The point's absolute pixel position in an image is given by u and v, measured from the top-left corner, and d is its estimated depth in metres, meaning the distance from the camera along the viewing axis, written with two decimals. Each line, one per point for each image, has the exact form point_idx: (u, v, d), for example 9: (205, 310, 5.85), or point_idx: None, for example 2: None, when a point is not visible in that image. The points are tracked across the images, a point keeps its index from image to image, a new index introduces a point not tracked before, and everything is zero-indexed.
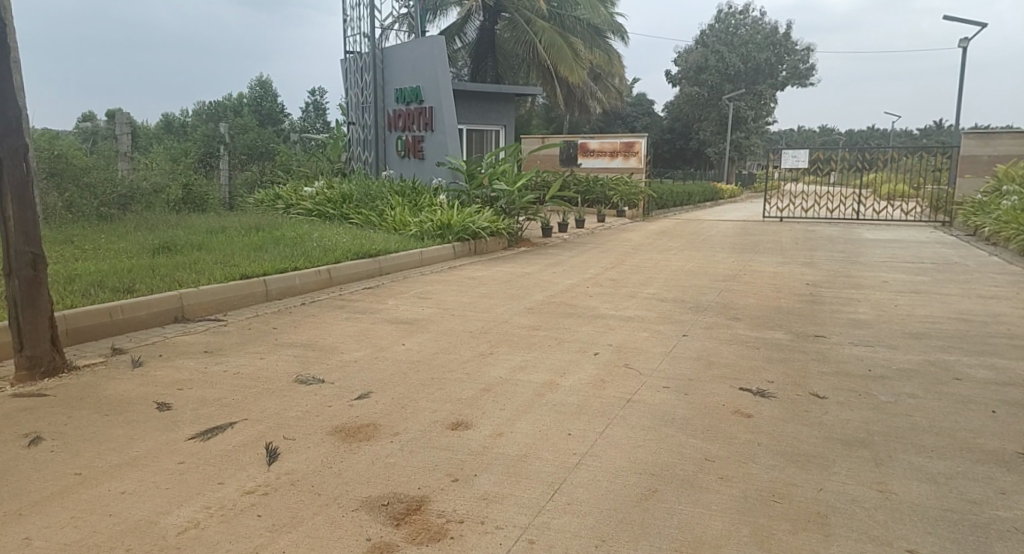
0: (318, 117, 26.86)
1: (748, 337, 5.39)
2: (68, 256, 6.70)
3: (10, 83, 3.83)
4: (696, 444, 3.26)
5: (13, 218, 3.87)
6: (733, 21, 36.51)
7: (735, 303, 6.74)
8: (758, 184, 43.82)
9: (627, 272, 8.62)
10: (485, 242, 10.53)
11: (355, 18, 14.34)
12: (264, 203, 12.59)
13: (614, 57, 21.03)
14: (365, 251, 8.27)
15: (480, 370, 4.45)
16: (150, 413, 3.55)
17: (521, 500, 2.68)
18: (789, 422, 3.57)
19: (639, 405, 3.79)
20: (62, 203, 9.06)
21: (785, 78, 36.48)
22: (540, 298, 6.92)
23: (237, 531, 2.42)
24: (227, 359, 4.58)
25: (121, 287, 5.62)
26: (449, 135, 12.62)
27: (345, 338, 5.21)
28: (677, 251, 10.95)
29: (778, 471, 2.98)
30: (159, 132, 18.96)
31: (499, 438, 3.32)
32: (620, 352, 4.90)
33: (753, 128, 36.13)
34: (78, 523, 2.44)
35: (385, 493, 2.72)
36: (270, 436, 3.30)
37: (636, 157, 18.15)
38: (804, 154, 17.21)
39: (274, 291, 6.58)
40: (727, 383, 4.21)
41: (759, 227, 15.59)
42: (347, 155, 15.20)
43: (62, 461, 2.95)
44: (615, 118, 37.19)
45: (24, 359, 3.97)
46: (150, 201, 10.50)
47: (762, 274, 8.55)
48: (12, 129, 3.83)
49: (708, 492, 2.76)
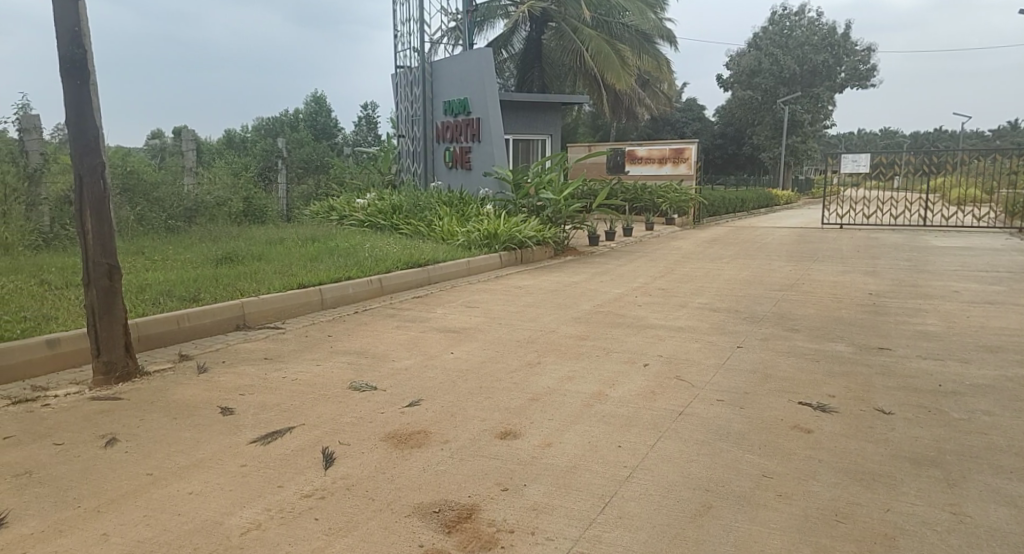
0: (370, 130, 27.42)
1: (805, 349, 5.25)
2: (139, 266, 7.03)
3: (90, 107, 4.09)
4: (753, 459, 3.21)
5: (91, 233, 4.12)
6: (788, 23, 35.66)
7: (792, 313, 6.57)
8: (815, 189, 42.62)
9: (678, 282, 8.52)
10: (532, 251, 10.58)
11: (405, 33, 14.66)
12: (319, 215, 12.95)
13: (664, 63, 20.76)
14: (414, 261, 8.42)
15: (528, 379, 4.47)
16: (214, 417, 3.70)
17: (572, 511, 2.69)
18: (851, 439, 3.47)
19: (692, 417, 3.75)
20: (133, 216, 9.51)
21: (844, 79, 35.36)
22: (588, 308, 6.91)
23: (296, 534, 2.50)
24: (285, 365, 4.74)
25: (186, 296, 5.86)
26: (497, 145, 12.72)
27: (396, 346, 5.32)
28: (730, 259, 10.75)
29: (839, 489, 2.90)
30: (220, 147, 19.69)
31: (548, 448, 3.33)
32: (670, 363, 4.85)
33: (810, 132, 35.21)
34: (150, 521, 2.56)
35: (437, 500, 2.77)
36: (326, 441, 3.40)
37: (686, 163, 17.94)
38: (865, 159, 16.67)
39: (329, 300, 6.76)
40: (784, 397, 4.12)
41: (818, 234, 15.16)
42: (397, 166, 15.49)
43: (134, 462, 3.10)
44: (664, 125, 36.83)
45: (101, 364, 4.19)
46: (214, 213, 10.92)
47: (821, 284, 8.32)
48: (90, 148, 4.09)
49: (765, 509, 2.71)
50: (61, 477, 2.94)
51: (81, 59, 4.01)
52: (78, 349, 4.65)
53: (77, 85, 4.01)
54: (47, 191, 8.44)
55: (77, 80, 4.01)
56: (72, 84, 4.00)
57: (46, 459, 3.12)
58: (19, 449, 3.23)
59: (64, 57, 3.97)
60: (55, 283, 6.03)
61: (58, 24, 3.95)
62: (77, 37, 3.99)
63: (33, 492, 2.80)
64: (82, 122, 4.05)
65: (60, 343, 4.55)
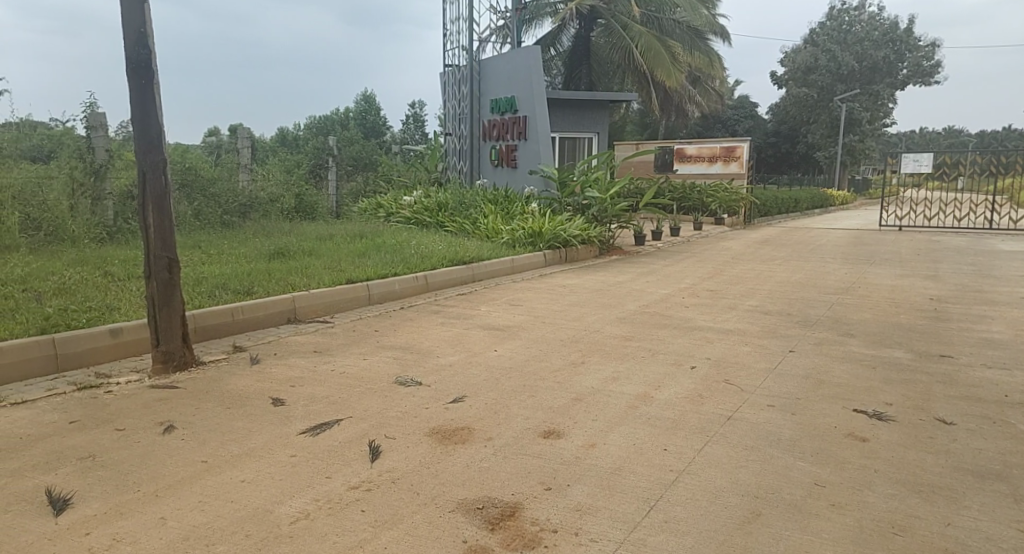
0: (417, 129, 27.64)
1: (861, 355, 5.07)
2: (196, 260, 7.27)
3: (154, 105, 4.24)
4: (804, 467, 3.11)
5: (153, 227, 4.27)
6: (846, 18, 34.48)
7: (847, 318, 6.35)
8: (873, 190, 41.26)
9: (727, 283, 8.35)
10: (577, 250, 10.52)
11: (454, 32, 14.76)
12: (367, 212, 13.17)
13: (716, 60, 20.38)
14: (460, 258, 8.47)
15: (572, 379, 4.45)
16: (265, 408, 3.79)
17: (616, 514, 2.65)
18: (909, 449, 3.34)
19: (741, 423, 3.67)
20: (191, 212, 9.83)
21: (906, 76, 34.09)
22: (634, 308, 6.83)
23: (343, 524, 2.54)
24: (333, 359, 4.83)
25: (241, 290, 6.02)
26: (543, 143, 12.68)
27: (441, 342, 5.35)
28: (783, 261, 10.48)
29: (896, 501, 2.79)
30: (273, 145, 20.20)
31: (592, 449, 3.30)
32: (718, 367, 4.75)
33: (868, 131, 34.12)
34: (204, 507, 2.64)
35: (481, 497, 2.78)
36: (373, 434, 3.44)
37: (737, 162, 17.58)
38: (927, 158, 16.04)
39: (376, 295, 6.86)
40: (838, 404, 3.99)
41: (876, 236, 14.66)
42: (443, 165, 15.61)
43: (190, 449, 3.20)
44: (714, 123, 36.19)
45: (159, 354, 4.34)
46: (267, 209, 11.22)
47: (879, 287, 8.04)
48: (153, 145, 4.24)
49: (818, 519, 2.64)
50: (121, 462, 3.06)
51: (146, 60, 4.16)
52: (140, 338, 4.84)
53: (142, 85, 4.17)
54: (111, 186, 8.76)
55: (143, 79, 4.16)
56: (138, 83, 4.16)
57: (109, 443, 3.25)
58: (84, 433, 3.38)
59: (132, 58, 4.13)
60: (118, 274, 6.29)
61: (124, 26, 4.10)
62: (143, 39, 4.14)
63: (97, 475, 2.92)
64: (147, 119, 4.21)
65: (123, 333, 4.73)
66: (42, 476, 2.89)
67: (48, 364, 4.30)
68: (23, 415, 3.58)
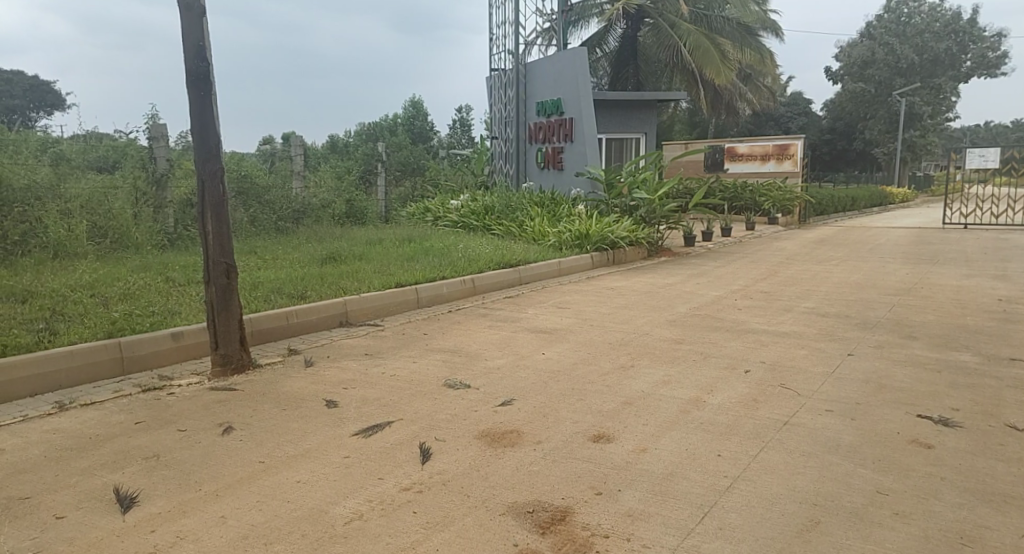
0: (464, 133, 27.76)
1: (926, 358, 4.86)
2: (253, 265, 7.48)
3: (211, 116, 4.39)
4: (866, 474, 3.00)
5: (211, 233, 4.41)
6: (905, 10, 33.28)
7: (909, 320, 6.09)
8: (936, 187, 39.69)
9: (781, 284, 8.13)
10: (625, 252, 10.43)
11: (500, 36, 14.83)
12: (415, 216, 13.36)
13: (767, 56, 19.94)
14: (506, 261, 8.49)
15: (622, 382, 4.40)
16: (319, 409, 3.87)
17: (669, 520, 2.61)
18: (977, 456, 3.18)
19: (798, 428, 3.56)
20: (247, 219, 10.13)
21: (970, 69, 32.98)
22: (684, 310, 6.71)
23: (395, 526, 2.57)
24: (384, 361, 4.90)
25: (295, 294, 6.17)
26: (589, 145, 12.61)
27: (489, 345, 5.38)
28: (839, 261, 10.15)
29: (964, 510, 2.66)
30: (324, 152, 20.61)
31: (643, 454, 3.25)
32: (774, 370, 4.63)
33: (930, 126, 32.83)
34: (262, 507, 2.71)
35: (531, 501, 2.77)
36: (423, 436, 3.48)
37: (791, 160, 17.17)
38: (994, 153, 15.33)
39: (424, 298, 6.93)
40: (901, 409, 3.82)
41: (941, 235, 14.05)
42: (489, 168, 15.70)
43: (248, 450, 3.29)
44: (766, 120, 35.31)
45: (219, 357, 4.49)
46: (319, 215, 11.51)
47: (944, 288, 7.70)
48: (212, 154, 4.40)
49: (880, 528, 2.53)
50: (183, 462, 3.16)
51: (205, 72, 4.31)
52: (200, 342, 5.01)
53: (201, 96, 4.32)
54: (171, 194, 9.15)
55: (201, 91, 4.32)
56: (197, 94, 4.32)
57: (172, 444, 3.38)
58: (148, 433, 3.51)
59: (191, 70, 4.29)
60: (178, 280, 6.53)
61: (184, 40, 4.25)
62: (201, 51, 4.28)
63: (160, 474, 3.03)
64: (206, 129, 4.37)
65: (184, 336, 4.91)
66: (110, 475, 3.01)
67: (115, 366, 4.49)
68: (92, 416, 3.75)
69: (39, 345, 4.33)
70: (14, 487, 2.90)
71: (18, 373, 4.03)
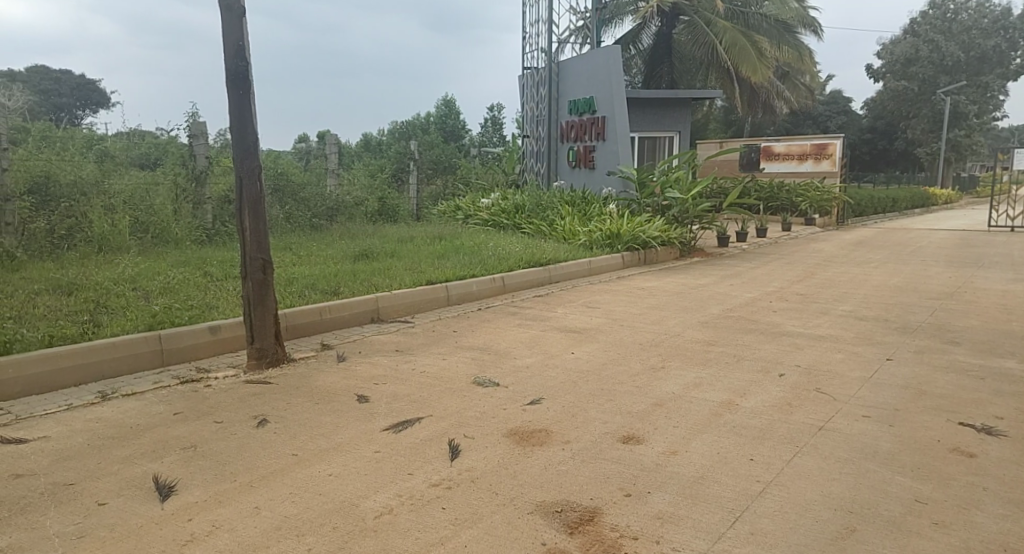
0: (495, 132, 27.75)
1: (968, 365, 4.71)
2: (287, 261, 7.61)
3: (250, 114, 4.47)
4: (903, 482, 2.92)
5: (249, 230, 4.50)
6: (952, 6, 32.27)
7: (951, 325, 5.92)
8: (981, 188, 38.48)
9: (818, 286, 7.96)
10: (657, 252, 10.32)
11: (534, 34, 14.82)
12: (446, 214, 13.44)
13: (806, 54, 19.57)
14: (537, 260, 8.48)
15: (652, 384, 4.35)
16: (350, 404, 3.92)
17: (700, 523, 2.58)
18: (1021, 466, 3.08)
19: (833, 434, 3.48)
20: (282, 215, 10.29)
21: (1019, 66, 31.93)
22: (716, 312, 6.62)
23: (425, 521, 2.59)
24: (414, 358, 4.93)
25: (328, 290, 6.25)
26: (622, 143, 12.52)
27: (519, 344, 5.37)
28: (879, 263, 9.91)
29: (1008, 521, 2.58)
30: (358, 150, 20.80)
31: (674, 456, 3.22)
32: (809, 374, 4.53)
33: (976, 125, 31.86)
34: (295, 499, 2.75)
35: (560, 500, 2.75)
36: (452, 433, 3.49)
37: (829, 160, 16.81)
38: None
39: (454, 296, 6.96)
40: (942, 416, 3.72)
41: (986, 237, 13.62)
42: (521, 167, 15.71)
43: (282, 443, 3.34)
44: (804, 118, 34.61)
45: (255, 350, 4.56)
46: (353, 212, 11.64)
47: (989, 292, 7.47)
48: (249, 153, 4.48)
49: (918, 537, 2.46)
50: (219, 453, 3.23)
51: (243, 71, 4.38)
52: (237, 336, 5.11)
53: (240, 96, 4.41)
54: (210, 191, 9.39)
55: (240, 89, 4.40)
56: (236, 92, 4.40)
57: (208, 435, 3.45)
58: (186, 424, 3.59)
59: (230, 70, 4.36)
60: (216, 275, 6.66)
61: (225, 40, 4.33)
62: (241, 51, 4.36)
63: (197, 464, 3.09)
64: (244, 127, 4.45)
65: (222, 330, 5.02)
66: (149, 464, 3.09)
67: (156, 358, 4.61)
68: (133, 405, 3.85)
69: (85, 336, 4.47)
70: (58, 474, 2.99)
71: (66, 363, 4.17)
